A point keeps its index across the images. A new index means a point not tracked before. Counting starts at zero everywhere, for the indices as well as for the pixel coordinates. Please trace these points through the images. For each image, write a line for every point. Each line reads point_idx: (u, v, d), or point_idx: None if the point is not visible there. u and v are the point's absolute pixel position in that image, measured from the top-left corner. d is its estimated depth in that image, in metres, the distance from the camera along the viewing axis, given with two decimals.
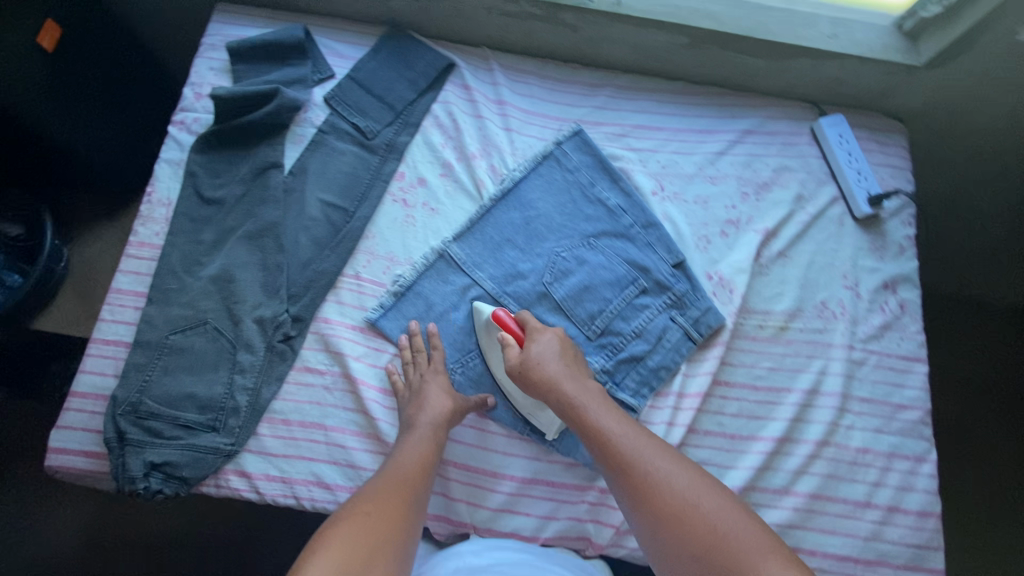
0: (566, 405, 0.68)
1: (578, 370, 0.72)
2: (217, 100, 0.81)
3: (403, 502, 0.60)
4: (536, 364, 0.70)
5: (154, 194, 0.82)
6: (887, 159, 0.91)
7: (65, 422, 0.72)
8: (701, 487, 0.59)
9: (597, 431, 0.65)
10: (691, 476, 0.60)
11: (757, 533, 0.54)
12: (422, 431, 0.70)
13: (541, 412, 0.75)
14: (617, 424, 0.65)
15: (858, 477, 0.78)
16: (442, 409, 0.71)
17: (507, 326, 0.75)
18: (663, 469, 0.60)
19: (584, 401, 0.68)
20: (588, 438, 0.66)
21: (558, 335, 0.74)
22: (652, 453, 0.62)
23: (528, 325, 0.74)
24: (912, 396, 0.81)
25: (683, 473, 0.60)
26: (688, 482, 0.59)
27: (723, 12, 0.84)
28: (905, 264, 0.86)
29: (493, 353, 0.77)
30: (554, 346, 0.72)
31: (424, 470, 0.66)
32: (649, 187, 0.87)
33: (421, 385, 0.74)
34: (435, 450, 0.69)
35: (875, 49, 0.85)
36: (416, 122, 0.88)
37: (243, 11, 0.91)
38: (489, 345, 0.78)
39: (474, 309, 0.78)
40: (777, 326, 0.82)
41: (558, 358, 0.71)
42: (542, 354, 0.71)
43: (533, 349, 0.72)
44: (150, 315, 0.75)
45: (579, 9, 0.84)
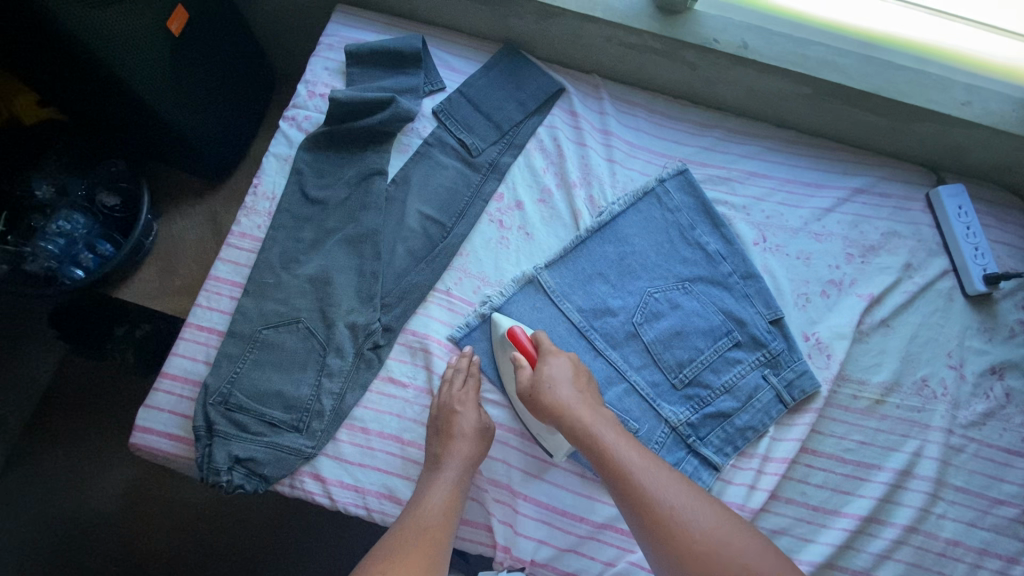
0: (578, 432, 0.65)
1: (589, 396, 0.69)
2: (333, 103, 0.82)
3: (422, 559, 0.61)
4: (549, 390, 0.68)
5: (260, 187, 0.84)
6: (1004, 236, 0.86)
7: (153, 402, 0.74)
8: (725, 519, 0.58)
9: (614, 465, 0.62)
10: (713, 510, 0.59)
11: (786, 572, 0.55)
12: (449, 471, 0.68)
13: (549, 435, 0.74)
14: (636, 457, 0.63)
15: (945, 570, 0.73)
16: (473, 451, 0.70)
17: (521, 346, 0.73)
18: (686, 502, 0.59)
19: (600, 430, 0.65)
20: (603, 470, 0.63)
21: (571, 359, 0.72)
22: (675, 488, 0.60)
23: (543, 346, 0.72)
24: (1010, 491, 0.76)
25: (703, 504, 0.59)
26: (714, 518, 0.58)
27: (852, 67, 0.81)
28: (1015, 349, 0.82)
29: (506, 367, 0.76)
30: (568, 370, 0.70)
31: (448, 515, 0.66)
32: (751, 237, 0.84)
33: (451, 411, 0.71)
34: (458, 492, 0.68)
35: (1010, 122, 0.81)
36: (520, 143, 0.87)
37: (365, 16, 0.93)
38: (502, 360, 0.77)
39: (492, 321, 0.77)
40: (872, 398, 0.78)
41: (571, 383, 0.69)
42: (556, 378, 0.69)
43: (545, 371, 0.69)
44: (245, 307, 0.76)
45: (703, 48, 0.82)
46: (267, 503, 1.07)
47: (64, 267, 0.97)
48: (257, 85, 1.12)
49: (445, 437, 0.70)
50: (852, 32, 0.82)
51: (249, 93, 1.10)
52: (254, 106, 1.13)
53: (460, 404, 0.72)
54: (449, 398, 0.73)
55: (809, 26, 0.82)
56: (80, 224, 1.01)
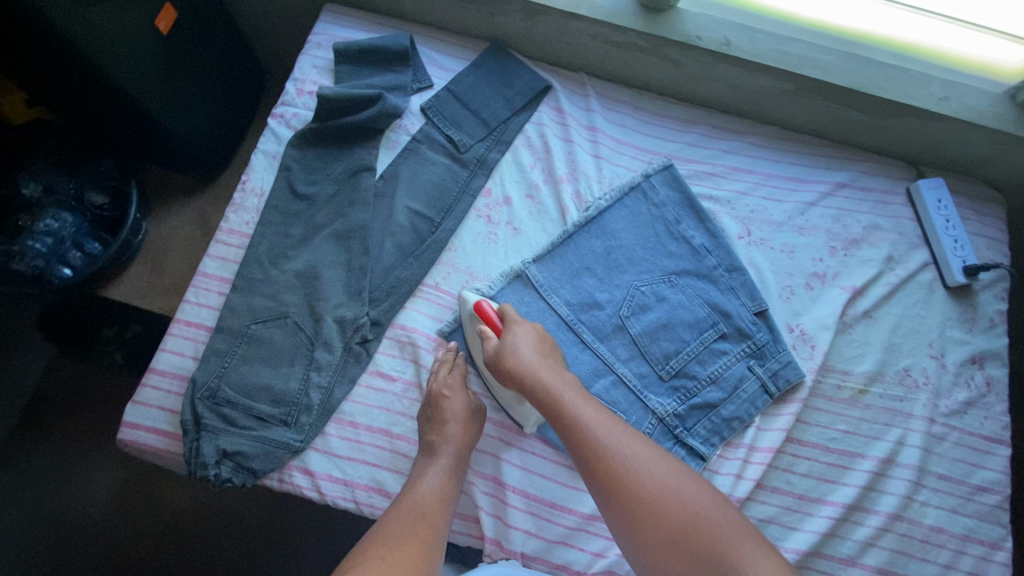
0: (539, 393, 0.67)
1: (553, 362, 0.71)
2: (322, 99, 0.83)
3: (420, 546, 0.61)
4: (512, 356, 0.69)
5: (248, 183, 0.84)
6: (983, 230, 0.88)
7: (141, 398, 0.74)
8: (676, 471, 0.61)
9: (572, 422, 0.64)
10: (665, 465, 0.62)
11: (729, 516, 0.59)
12: (443, 459, 0.69)
13: (518, 406, 0.76)
14: (594, 415, 0.65)
15: (929, 556, 0.74)
16: (464, 437, 0.71)
17: (487, 318, 0.74)
18: (640, 457, 0.62)
19: (558, 389, 0.67)
20: (563, 430, 0.65)
21: (536, 329, 0.73)
22: (631, 445, 0.63)
23: (509, 317, 0.74)
24: (991, 478, 0.77)
25: (657, 458, 0.62)
26: (667, 471, 0.61)
27: (833, 63, 0.83)
28: (995, 339, 0.83)
29: (475, 345, 0.77)
30: (530, 338, 0.71)
31: (444, 502, 0.66)
32: (735, 231, 0.85)
33: (442, 397, 0.72)
34: (452, 480, 0.69)
35: (987, 116, 0.83)
36: (508, 140, 0.88)
37: (353, 15, 0.94)
38: (471, 333, 0.77)
39: (460, 297, 0.77)
40: (856, 388, 0.79)
41: (533, 348, 0.70)
42: (519, 344, 0.70)
43: (508, 339, 0.71)
44: (234, 302, 0.76)
45: (686, 45, 0.83)
46: (255, 504, 1.06)
47: (51, 266, 0.97)
48: (246, 85, 1.12)
49: (438, 424, 0.70)
50: (831, 30, 0.83)
51: (238, 92, 1.10)
52: (244, 103, 1.13)
53: (449, 389, 0.72)
54: (437, 382, 0.73)
55: (790, 24, 0.84)
56: (68, 222, 1.01)
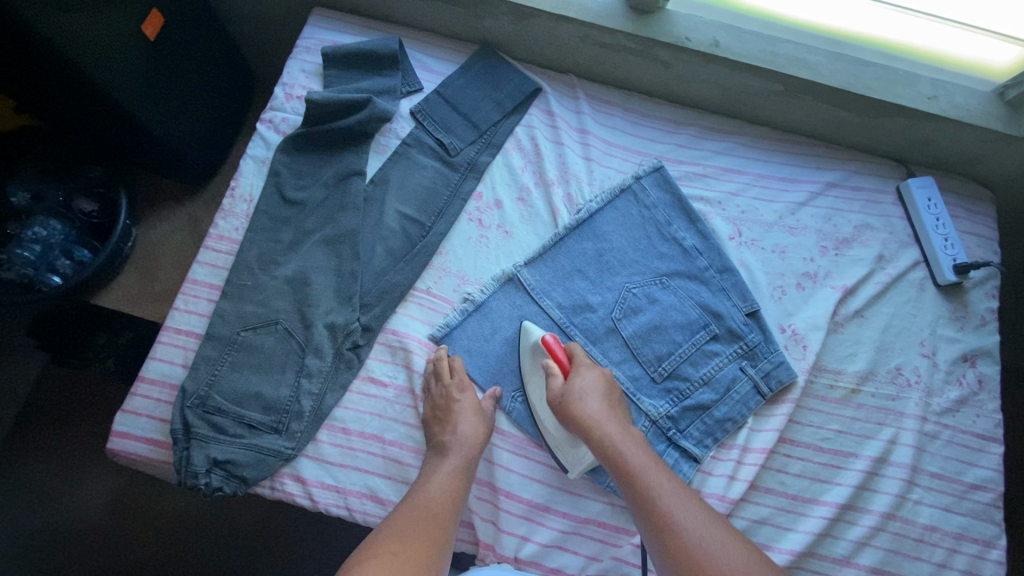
0: (606, 450, 0.67)
1: (618, 414, 0.70)
2: (310, 104, 0.82)
3: (429, 544, 0.60)
4: (577, 402, 0.69)
5: (237, 189, 0.84)
6: (973, 227, 0.88)
7: (131, 406, 0.74)
8: (748, 553, 0.58)
9: (641, 487, 0.63)
10: (737, 546, 0.59)
11: None
12: (454, 459, 0.69)
13: (571, 449, 0.73)
14: (664, 482, 0.64)
15: (923, 555, 0.74)
16: (475, 437, 0.71)
17: (555, 354, 0.74)
18: (711, 534, 0.59)
19: (627, 450, 0.66)
20: (632, 493, 0.64)
21: (603, 374, 0.73)
22: (702, 521, 0.61)
23: (576, 358, 0.74)
24: (984, 476, 0.77)
25: (728, 537, 0.60)
26: (740, 556, 0.58)
27: (821, 63, 0.83)
28: (986, 337, 0.83)
29: (534, 380, 0.77)
30: (597, 385, 0.71)
31: (453, 504, 0.66)
32: (726, 232, 0.86)
33: (450, 400, 0.72)
34: (462, 482, 0.68)
35: (975, 114, 0.83)
36: (498, 143, 0.88)
37: (342, 18, 0.94)
38: (531, 369, 0.77)
39: (523, 329, 0.78)
40: (848, 387, 0.79)
41: (601, 398, 0.70)
42: (586, 390, 0.70)
43: (576, 383, 0.71)
44: (223, 309, 0.76)
45: (675, 47, 0.83)
46: (248, 512, 1.06)
47: (40, 274, 0.96)
48: (236, 90, 1.12)
49: (448, 424, 0.70)
50: (819, 30, 0.84)
51: (228, 97, 1.10)
52: (234, 108, 1.12)
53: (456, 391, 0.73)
54: (443, 384, 0.73)
55: (777, 24, 0.84)
56: (56, 230, 1.00)
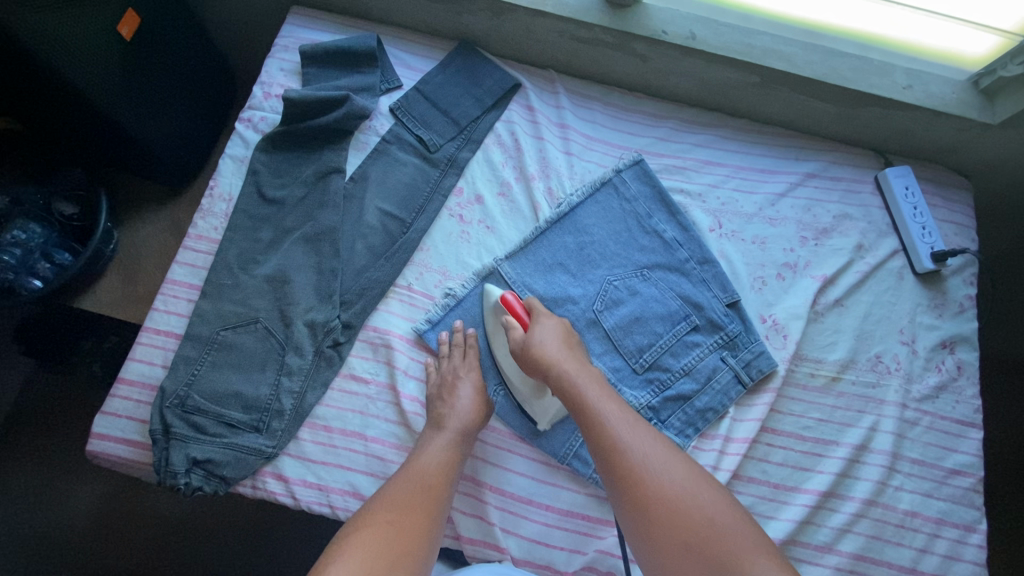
0: (563, 387, 0.68)
1: (578, 355, 0.71)
2: (288, 102, 0.82)
3: (424, 515, 0.62)
4: (537, 346, 0.70)
5: (216, 189, 0.83)
6: (951, 216, 0.89)
7: (110, 408, 0.73)
8: (693, 474, 0.60)
9: (594, 419, 0.64)
10: (683, 468, 0.60)
11: (749, 528, 0.56)
12: (447, 434, 0.69)
13: (537, 400, 0.75)
14: (616, 412, 0.65)
15: (905, 541, 0.74)
16: (471, 415, 0.71)
17: (514, 311, 0.75)
18: (658, 456, 0.61)
19: (583, 385, 0.67)
20: (585, 422, 0.65)
21: (562, 323, 0.74)
22: (650, 444, 0.62)
23: (535, 311, 0.75)
24: (964, 461, 0.78)
25: (674, 460, 0.61)
26: (688, 478, 0.59)
27: (797, 55, 0.83)
28: (965, 324, 0.84)
29: (497, 337, 0.78)
30: (556, 332, 0.72)
31: (448, 475, 0.67)
32: (706, 224, 0.86)
33: (455, 380, 0.73)
34: (457, 456, 0.69)
35: (949, 103, 0.84)
36: (478, 139, 0.88)
37: (320, 16, 0.93)
38: (495, 326, 0.78)
39: (485, 292, 0.79)
40: (828, 376, 0.80)
41: (559, 341, 0.71)
42: (544, 337, 0.71)
43: (535, 332, 0.72)
44: (203, 309, 0.76)
45: (652, 40, 0.83)
46: (236, 515, 1.05)
47: (20, 278, 0.96)
48: (217, 90, 1.11)
49: (449, 399, 0.71)
50: (794, 22, 0.84)
51: (209, 98, 1.09)
52: (215, 108, 1.12)
53: (459, 377, 0.74)
54: (451, 368, 0.75)
55: (753, 16, 0.85)
56: (37, 233, 0.99)
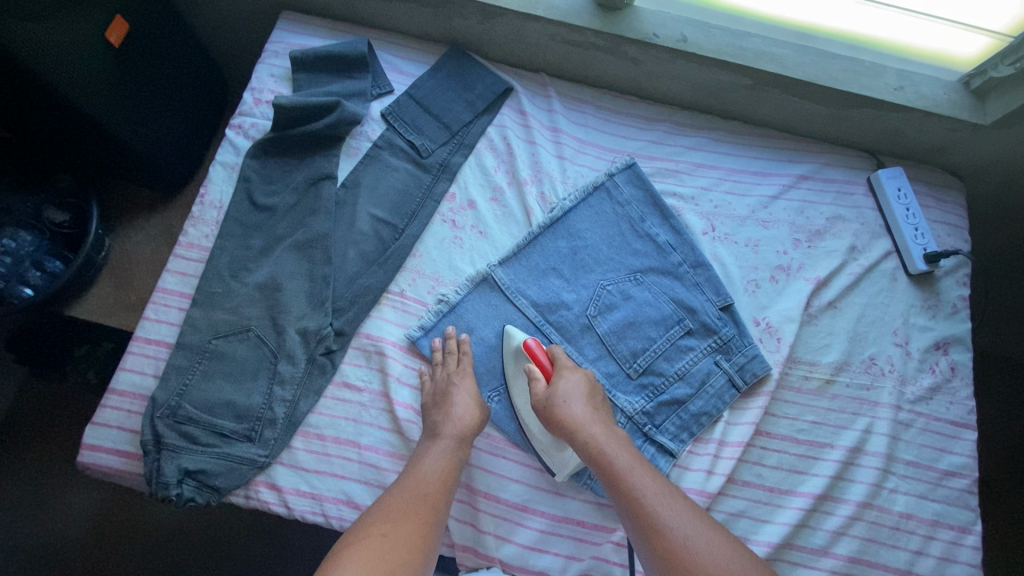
0: (592, 453, 0.66)
1: (604, 414, 0.70)
2: (278, 108, 0.82)
3: (420, 524, 0.61)
4: (563, 406, 0.69)
5: (206, 196, 0.83)
6: (944, 217, 0.89)
7: (101, 419, 0.72)
8: (732, 549, 0.59)
9: (627, 489, 0.63)
10: (723, 543, 0.59)
11: None
12: (445, 442, 0.69)
13: (557, 452, 0.73)
14: (649, 482, 0.64)
15: (900, 543, 0.74)
16: (468, 421, 0.71)
17: (537, 358, 0.73)
18: (698, 531, 0.60)
19: (613, 451, 0.66)
20: (618, 493, 0.64)
21: (586, 377, 0.73)
22: (688, 518, 0.61)
23: (559, 361, 0.74)
24: (958, 462, 0.78)
25: (713, 534, 0.60)
26: (727, 553, 0.58)
27: (789, 57, 0.83)
28: (958, 324, 0.84)
29: (518, 385, 0.76)
30: (581, 387, 0.71)
31: (446, 484, 0.66)
32: (699, 227, 0.86)
33: (449, 387, 0.73)
34: (456, 465, 0.69)
35: (941, 104, 0.84)
36: (471, 143, 0.88)
37: (310, 21, 0.93)
38: (515, 373, 0.77)
39: (505, 334, 0.78)
40: (823, 378, 0.80)
41: (585, 400, 0.70)
42: (570, 394, 0.70)
43: (560, 387, 0.71)
44: (194, 318, 0.75)
45: (644, 43, 0.83)
46: (230, 524, 1.05)
47: (11, 287, 0.95)
48: (209, 94, 1.10)
49: (444, 406, 0.71)
50: (785, 24, 0.84)
51: (201, 104, 1.08)
52: (206, 115, 1.11)
53: (455, 385, 0.73)
54: (447, 375, 0.74)
55: (744, 19, 0.84)
56: (27, 242, 0.99)
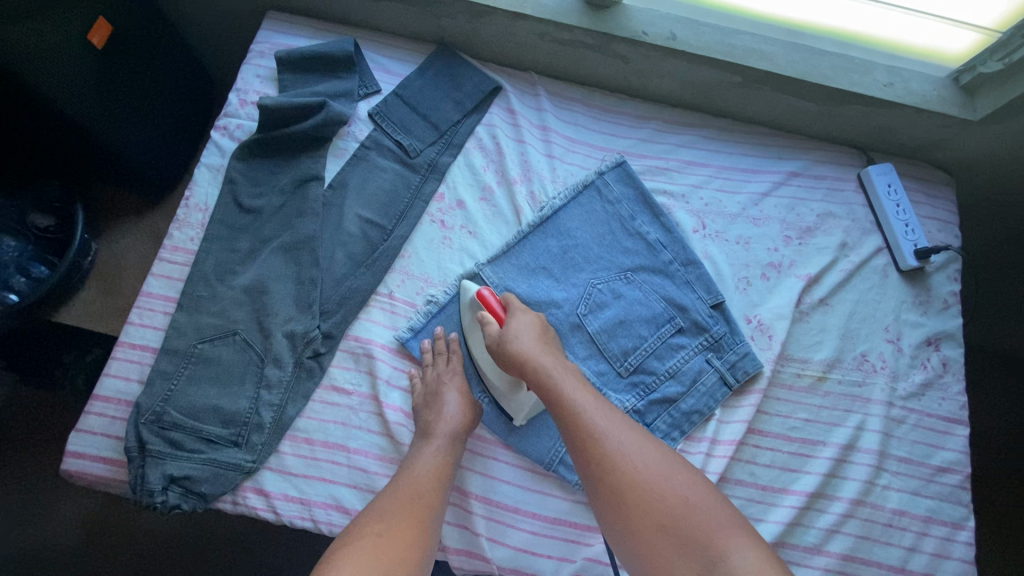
0: (537, 378, 0.66)
1: (553, 348, 0.70)
2: (263, 109, 0.81)
3: (415, 524, 0.60)
4: (512, 340, 0.68)
5: (192, 199, 0.82)
6: (934, 212, 0.89)
7: (85, 426, 0.71)
8: (667, 460, 0.60)
9: (568, 410, 0.63)
10: (658, 456, 0.60)
11: (725, 509, 0.57)
12: (438, 442, 0.68)
13: (513, 395, 0.73)
14: (591, 402, 0.64)
15: (893, 540, 0.74)
16: (459, 419, 0.70)
17: (490, 306, 0.73)
18: (635, 444, 0.61)
19: (560, 377, 0.66)
20: (560, 415, 0.63)
21: (538, 318, 0.72)
22: (626, 433, 0.61)
23: (512, 306, 0.72)
24: (951, 458, 0.78)
25: (649, 447, 0.61)
26: (663, 463, 0.60)
27: (778, 54, 0.83)
28: (949, 320, 0.84)
29: (474, 331, 0.75)
30: (531, 323, 0.70)
31: (439, 484, 0.66)
32: (690, 225, 0.85)
33: (439, 387, 0.72)
34: (450, 464, 0.68)
35: (931, 100, 0.83)
36: (459, 143, 0.87)
37: (296, 21, 0.92)
38: (471, 324, 0.76)
39: (461, 287, 0.77)
40: (815, 375, 0.80)
41: (535, 336, 0.69)
42: (519, 329, 0.69)
43: (511, 326, 0.70)
44: (180, 322, 0.74)
45: (632, 41, 0.83)
46: (218, 530, 1.03)
47: None
48: (195, 96, 1.09)
49: (436, 408, 0.70)
50: (774, 21, 0.84)
51: (187, 105, 1.07)
52: (193, 115, 1.10)
53: (444, 385, 0.73)
54: (437, 375, 0.74)
55: (733, 16, 0.84)
56: (11, 247, 0.98)
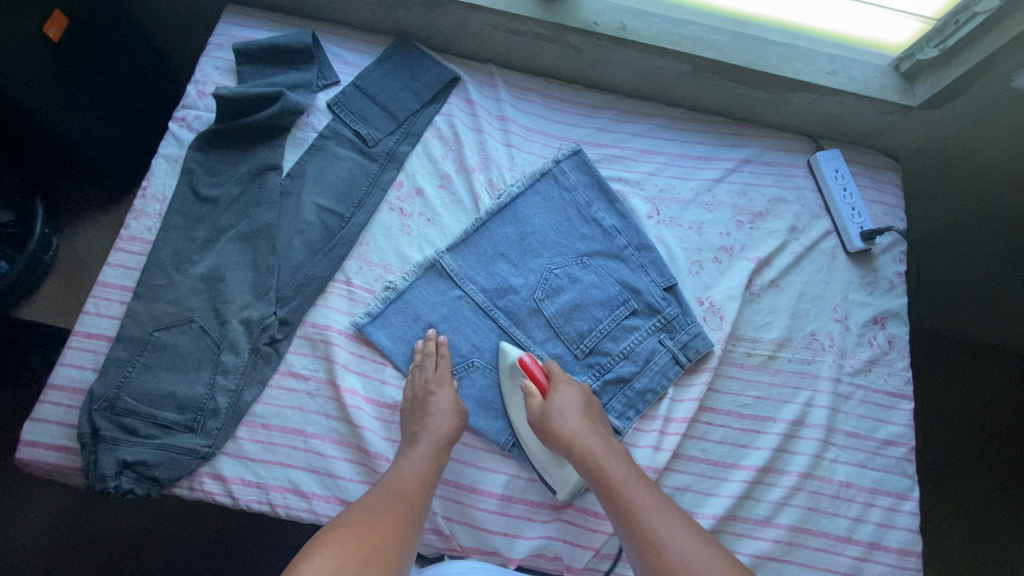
0: (588, 464, 0.68)
1: (599, 428, 0.71)
2: (220, 100, 0.80)
3: (398, 518, 0.62)
4: (557, 417, 0.70)
5: (148, 189, 0.82)
6: (880, 197, 0.92)
7: (40, 415, 0.71)
8: (717, 557, 0.60)
9: (619, 497, 0.65)
10: (706, 550, 0.60)
11: None
12: (424, 447, 0.69)
13: (556, 469, 0.73)
14: (640, 491, 0.65)
15: (840, 511, 0.76)
16: (446, 427, 0.71)
17: (532, 374, 0.74)
18: (686, 540, 0.61)
19: (607, 462, 0.68)
20: (611, 502, 0.65)
21: (583, 391, 0.74)
22: (673, 526, 0.62)
23: (554, 375, 0.74)
24: (895, 431, 0.81)
25: (699, 543, 0.61)
26: (716, 564, 0.59)
27: (725, 43, 0.86)
28: (895, 299, 0.87)
29: (515, 401, 0.76)
30: (576, 400, 0.72)
31: (425, 485, 0.67)
32: (644, 211, 0.87)
33: (428, 394, 0.72)
34: (435, 467, 0.69)
35: (873, 88, 0.86)
36: (417, 132, 0.88)
37: (255, 14, 0.93)
38: (511, 391, 0.77)
39: (501, 350, 0.77)
40: (765, 354, 0.82)
41: (579, 412, 0.71)
42: (564, 407, 0.71)
43: (555, 400, 0.72)
44: (135, 310, 0.74)
45: (584, 31, 0.85)
46: (177, 528, 1.03)
47: None
48: (157, 84, 1.08)
49: (422, 416, 0.71)
50: (719, 10, 0.87)
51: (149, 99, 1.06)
52: (156, 109, 1.09)
53: (434, 385, 0.73)
54: (422, 381, 0.74)
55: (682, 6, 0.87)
56: None
